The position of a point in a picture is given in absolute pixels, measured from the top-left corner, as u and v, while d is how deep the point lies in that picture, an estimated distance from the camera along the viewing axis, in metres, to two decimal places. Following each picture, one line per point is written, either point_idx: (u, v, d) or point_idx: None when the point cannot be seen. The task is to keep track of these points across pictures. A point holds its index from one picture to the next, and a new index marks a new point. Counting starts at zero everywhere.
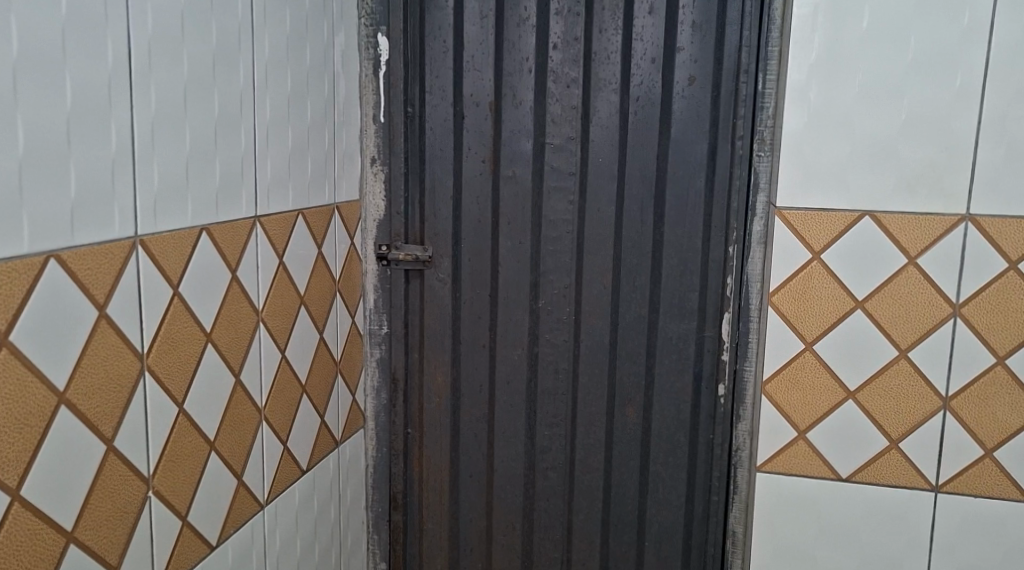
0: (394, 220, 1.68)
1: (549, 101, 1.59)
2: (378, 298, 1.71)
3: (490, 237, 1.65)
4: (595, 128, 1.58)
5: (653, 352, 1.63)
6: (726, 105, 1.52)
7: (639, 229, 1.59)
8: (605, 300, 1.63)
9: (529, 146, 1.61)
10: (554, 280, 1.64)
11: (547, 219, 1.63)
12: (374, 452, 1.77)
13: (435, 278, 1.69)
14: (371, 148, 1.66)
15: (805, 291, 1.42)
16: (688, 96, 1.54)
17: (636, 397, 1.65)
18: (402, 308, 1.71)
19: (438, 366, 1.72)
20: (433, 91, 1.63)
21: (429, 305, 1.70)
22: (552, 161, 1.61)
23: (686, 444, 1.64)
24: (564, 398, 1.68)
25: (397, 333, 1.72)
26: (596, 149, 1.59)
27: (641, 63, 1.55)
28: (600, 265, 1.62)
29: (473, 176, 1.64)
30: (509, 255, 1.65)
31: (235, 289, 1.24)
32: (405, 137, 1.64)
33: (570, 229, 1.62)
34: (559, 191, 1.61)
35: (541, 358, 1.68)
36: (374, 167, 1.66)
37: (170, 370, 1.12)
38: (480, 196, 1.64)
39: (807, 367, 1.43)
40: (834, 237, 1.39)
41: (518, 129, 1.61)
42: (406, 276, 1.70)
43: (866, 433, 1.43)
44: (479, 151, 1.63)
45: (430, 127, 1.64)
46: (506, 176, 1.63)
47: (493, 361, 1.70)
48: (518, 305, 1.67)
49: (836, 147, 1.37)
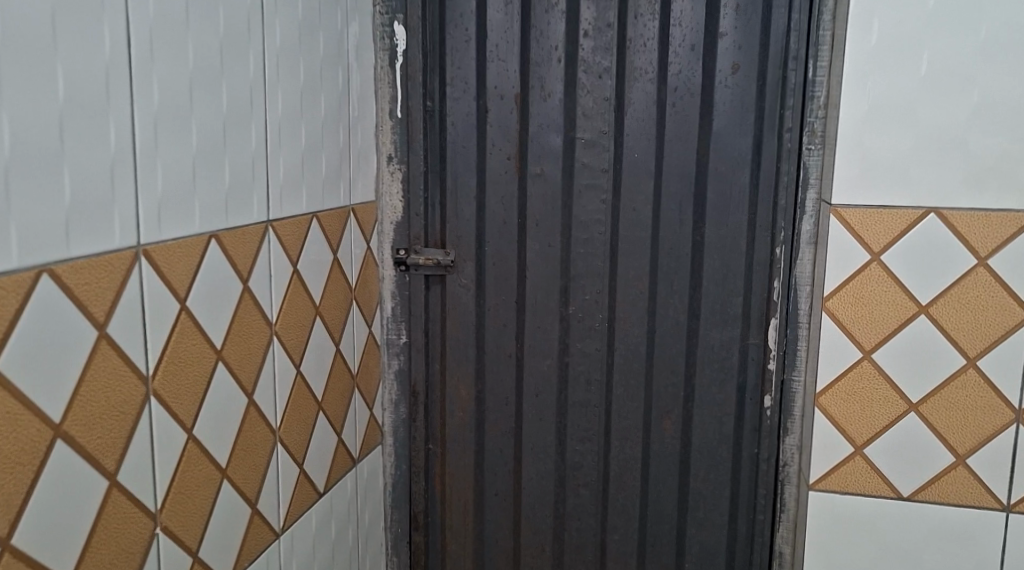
0: (412, 223, 1.57)
1: (579, 93, 1.48)
2: (397, 305, 1.61)
3: (517, 240, 1.54)
4: (629, 121, 1.47)
5: (692, 362, 1.52)
6: (772, 95, 1.41)
7: (677, 230, 1.48)
8: (641, 306, 1.52)
9: (557, 142, 1.50)
10: (585, 285, 1.53)
11: (578, 219, 1.51)
12: (392, 470, 1.67)
13: (458, 284, 1.58)
14: (387, 146, 1.55)
15: (862, 295, 1.31)
16: (730, 86, 1.42)
17: (673, 410, 1.54)
18: (423, 317, 1.61)
19: (461, 378, 1.62)
20: (454, 83, 1.51)
21: (452, 313, 1.60)
22: (583, 158, 1.49)
23: (729, 460, 1.53)
24: (597, 411, 1.57)
25: (417, 343, 1.62)
26: (630, 145, 1.47)
27: (679, 50, 1.43)
28: (635, 270, 1.51)
29: (497, 174, 1.53)
30: (537, 259, 1.54)
31: (247, 300, 1.14)
32: (424, 133, 1.53)
33: (602, 230, 1.51)
34: (590, 190, 1.50)
35: (572, 369, 1.57)
36: (391, 165, 1.55)
37: (178, 394, 1.01)
38: (505, 196, 1.53)
39: (864, 377, 1.33)
40: (895, 237, 1.28)
41: (546, 123, 1.50)
42: (427, 282, 1.59)
43: (929, 448, 1.32)
44: (503, 147, 1.52)
45: (451, 123, 1.53)
46: (533, 175, 1.51)
47: (519, 372, 1.59)
48: (546, 312, 1.56)
49: (898, 137, 1.26)
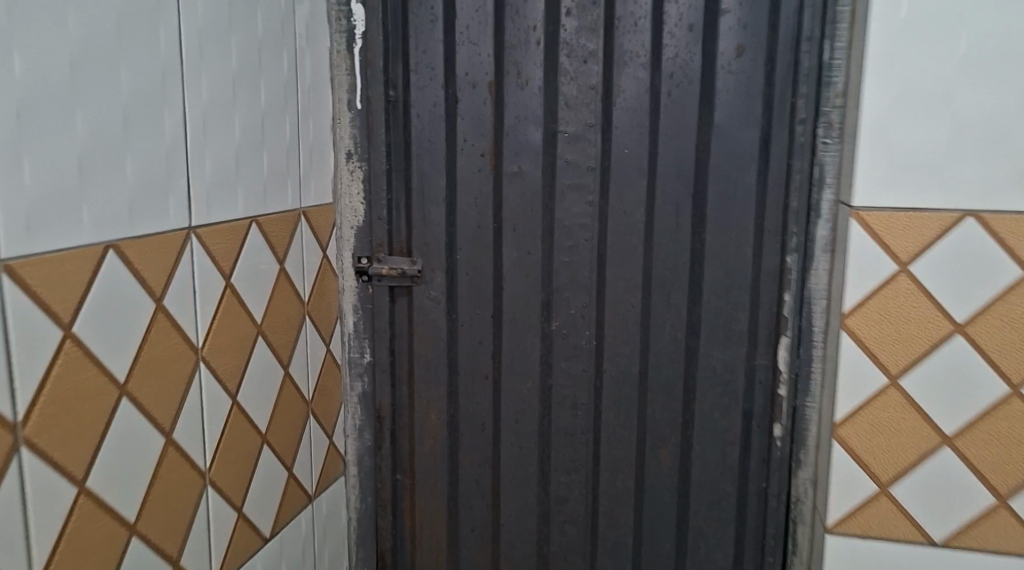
0: (375, 228, 1.39)
1: (561, 81, 1.30)
2: (359, 320, 1.43)
3: (492, 247, 1.36)
4: (619, 112, 1.29)
5: (691, 385, 1.34)
6: (782, 81, 1.23)
7: (674, 235, 1.30)
8: (632, 322, 1.34)
9: (537, 136, 1.32)
10: (569, 298, 1.36)
11: (561, 224, 1.33)
12: (357, 504, 1.49)
13: (426, 296, 1.40)
14: (346, 141, 1.37)
15: (888, 312, 1.14)
16: (734, 72, 1.24)
17: (670, 439, 1.36)
18: (387, 334, 1.43)
19: (431, 402, 1.44)
20: (419, 69, 1.33)
21: (420, 329, 1.42)
22: (566, 154, 1.31)
23: (734, 495, 1.35)
24: (584, 439, 1.39)
25: (381, 363, 1.44)
26: (620, 139, 1.29)
27: (674, 30, 1.25)
28: (626, 281, 1.33)
29: (470, 172, 1.35)
30: (515, 268, 1.36)
31: (162, 320, 0.96)
32: (386, 126, 1.35)
33: (589, 235, 1.33)
34: (575, 190, 1.32)
35: (556, 392, 1.39)
36: (350, 163, 1.37)
37: (64, 439, 0.85)
38: (479, 197, 1.35)
39: (891, 407, 1.15)
40: (926, 245, 1.11)
41: (523, 114, 1.31)
42: (391, 294, 1.41)
43: (967, 488, 1.14)
44: (477, 142, 1.34)
45: (416, 114, 1.34)
46: (510, 173, 1.33)
47: (497, 396, 1.41)
48: (525, 328, 1.38)
49: (933, 127, 1.10)
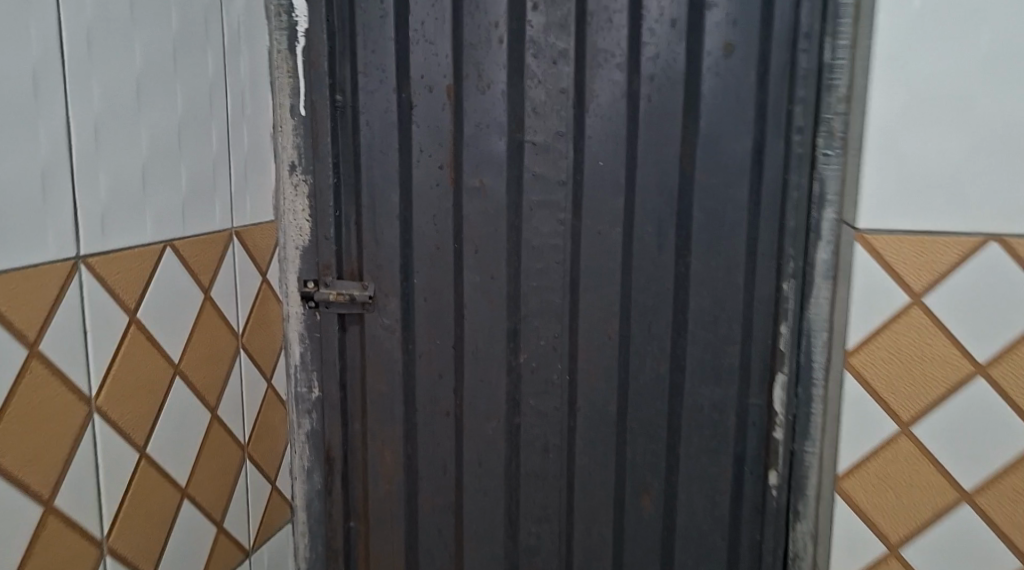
0: (322, 249, 1.24)
1: (528, 84, 1.15)
2: (306, 351, 1.28)
3: (452, 270, 1.21)
4: (592, 119, 1.14)
5: (675, 426, 1.19)
6: (777, 84, 1.08)
7: (655, 259, 1.15)
8: (609, 355, 1.19)
9: (501, 146, 1.17)
10: (538, 328, 1.21)
11: (529, 245, 1.19)
12: (306, 554, 1.33)
13: (379, 325, 1.25)
14: (289, 151, 1.22)
15: (899, 350, 0.99)
16: (722, 73, 1.09)
17: (653, 485, 1.22)
18: (338, 367, 1.27)
19: (386, 443, 1.28)
20: (368, 71, 1.18)
21: (372, 361, 1.26)
22: (533, 166, 1.16)
23: (724, 549, 1.20)
24: (556, 485, 1.24)
25: (331, 398, 1.28)
26: (594, 150, 1.14)
27: (655, 27, 1.10)
28: (602, 309, 1.18)
29: (427, 186, 1.20)
30: (478, 295, 1.21)
31: (37, 371, 0.83)
32: (333, 134, 1.20)
33: (560, 258, 1.18)
34: (544, 207, 1.17)
35: (525, 432, 1.24)
36: (294, 176, 1.22)
37: None
38: (437, 214, 1.20)
39: (901, 458, 1.01)
40: (942, 274, 0.97)
41: (485, 122, 1.17)
42: (341, 322, 1.26)
43: (989, 550, 0.99)
44: (434, 152, 1.19)
45: (366, 121, 1.20)
46: (471, 188, 1.19)
47: (459, 436, 1.26)
48: (489, 361, 1.23)
49: (950, 137, 0.95)
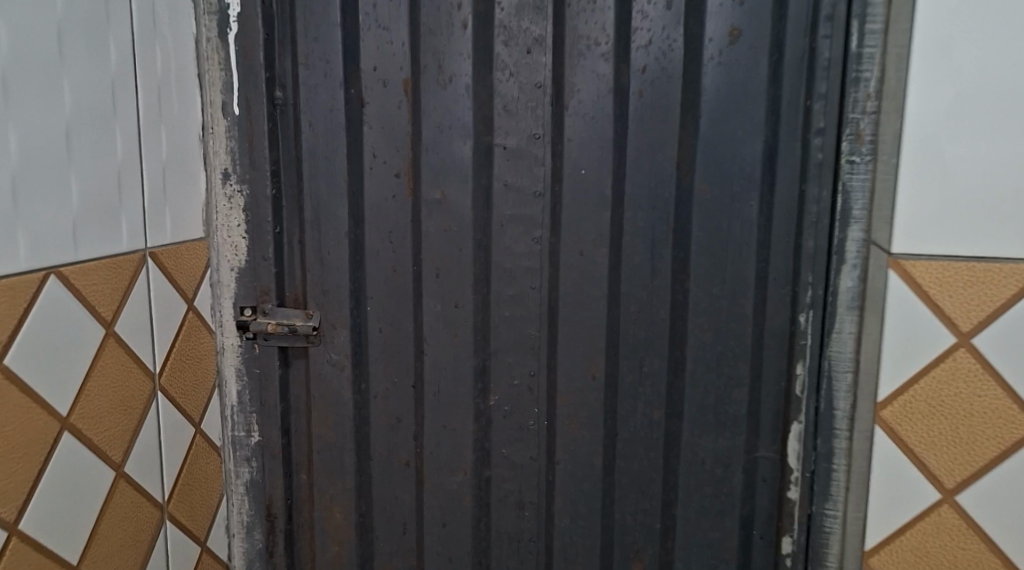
0: (259, 271, 1.06)
1: (496, 77, 0.97)
2: (245, 389, 1.09)
3: (411, 297, 1.04)
4: (573, 119, 0.96)
5: (672, 482, 1.01)
6: (792, 77, 0.91)
7: (648, 285, 0.98)
8: (593, 398, 1.01)
9: (466, 151, 0.99)
10: (511, 365, 1.03)
11: (499, 268, 1.01)
12: None
13: (325, 361, 1.07)
14: (222, 155, 1.04)
15: (941, 402, 0.81)
16: (726, 64, 0.92)
17: (645, 551, 1.03)
18: (279, 409, 1.09)
19: (336, 498, 1.10)
20: (311, 63, 1.01)
21: (319, 403, 1.08)
22: (504, 175, 0.99)
23: None
24: (532, 549, 1.06)
25: (273, 445, 1.09)
26: (576, 155, 0.97)
27: (647, 8, 0.93)
28: (585, 343, 1.00)
29: (381, 199, 1.02)
30: (440, 326, 1.03)
31: None
32: (272, 136, 1.03)
33: (535, 283, 1.00)
34: (517, 223, 0.99)
35: (495, 487, 1.06)
36: (227, 185, 1.04)
37: None
38: (392, 232, 1.02)
39: (944, 532, 0.83)
40: (995, 312, 0.79)
41: (448, 122, 0.99)
42: (284, 357, 1.08)
43: None
44: (389, 158, 1.01)
45: (309, 122, 1.02)
46: (431, 201, 1.01)
47: (419, 490, 1.08)
48: (454, 403, 1.05)
49: (1007, 143, 0.78)
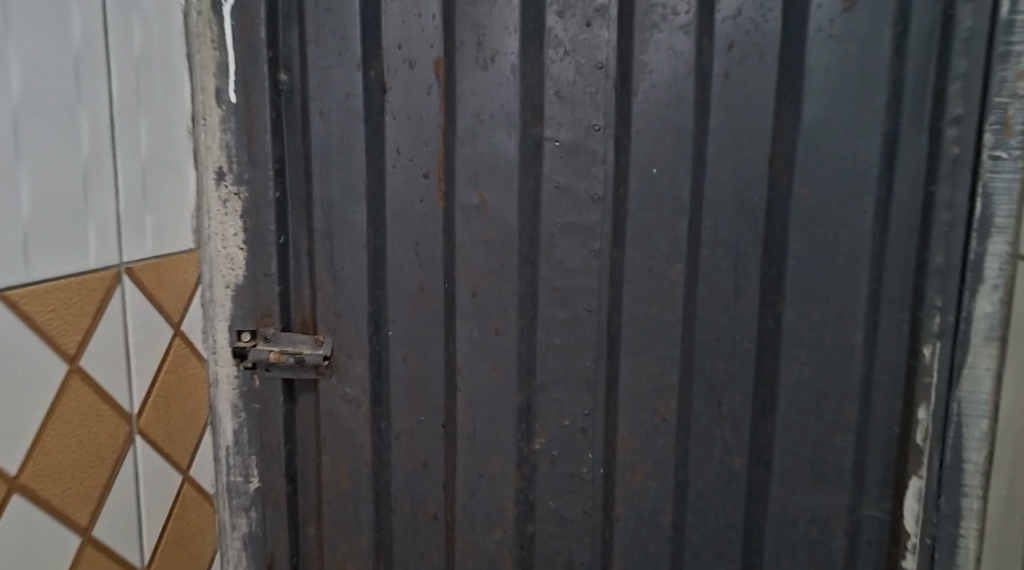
0: (260, 290, 0.89)
1: (548, 56, 0.80)
2: (243, 429, 0.91)
3: (441, 320, 0.86)
4: (642, 107, 0.79)
5: (757, 546, 0.83)
6: (918, 53, 0.74)
7: (731, 308, 0.80)
8: (661, 443, 0.84)
9: (510, 145, 0.82)
10: (561, 403, 0.85)
11: (549, 286, 0.84)
12: None
13: (338, 396, 0.90)
14: (215, 152, 0.87)
15: None
16: (838, 37, 0.75)
17: None
18: (282, 453, 0.91)
19: (349, 558, 0.93)
20: (323, 40, 0.84)
21: (331, 445, 0.91)
22: (556, 174, 0.82)
23: None
24: None
25: (276, 494, 0.92)
26: (645, 150, 0.80)
27: None
28: (653, 378, 0.83)
29: (406, 203, 0.85)
30: (476, 356, 0.86)
31: None
32: (275, 128, 0.86)
33: (592, 305, 0.83)
34: (572, 233, 0.82)
35: (540, 548, 0.88)
36: (222, 187, 0.87)
37: None
38: (419, 242, 0.85)
39: None
40: None
41: (488, 111, 0.82)
42: (291, 391, 0.91)
43: None
44: (416, 155, 0.84)
45: (320, 110, 0.85)
46: (467, 205, 0.84)
47: (449, 549, 0.91)
48: (492, 448, 0.87)
49: None
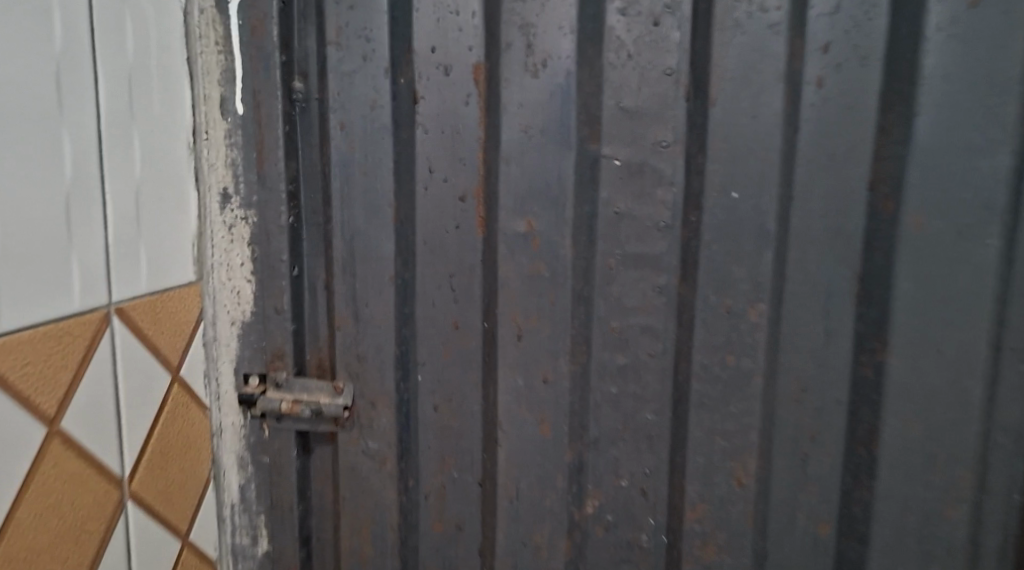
0: (271, 329, 0.77)
1: (609, 61, 0.69)
2: (252, 485, 0.80)
3: (480, 365, 0.75)
4: (719, 120, 0.68)
5: None
6: None
7: (822, 355, 0.69)
8: (736, 510, 0.72)
9: (562, 164, 0.70)
10: (619, 461, 0.73)
11: (606, 327, 0.72)
12: None
13: (359, 451, 0.78)
14: (221, 170, 0.75)
15: None
16: (960, 39, 0.63)
17: None
18: (295, 514, 0.80)
19: None
20: (346, 41, 0.72)
21: (350, 506, 0.79)
22: (617, 197, 0.70)
23: None
24: None
25: (288, 561, 0.80)
26: (722, 170, 0.68)
27: None
28: (728, 434, 0.71)
29: (440, 230, 0.73)
30: (520, 406, 0.74)
31: None
32: (290, 144, 0.75)
33: (656, 349, 0.71)
34: (635, 266, 0.71)
35: None
36: (229, 211, 0.76)
37: None
38: (455, 275, 0.74)
39: None
40: None
41: (537, 124, 0.70)
42: (306, 444, 0.80)
43: None
44: (452, 174, 0.72)
45: (341, 123, 0.73)
46: (511, 233, 0.72)
47: None
48: (538, 512, 0.75)
49: None
